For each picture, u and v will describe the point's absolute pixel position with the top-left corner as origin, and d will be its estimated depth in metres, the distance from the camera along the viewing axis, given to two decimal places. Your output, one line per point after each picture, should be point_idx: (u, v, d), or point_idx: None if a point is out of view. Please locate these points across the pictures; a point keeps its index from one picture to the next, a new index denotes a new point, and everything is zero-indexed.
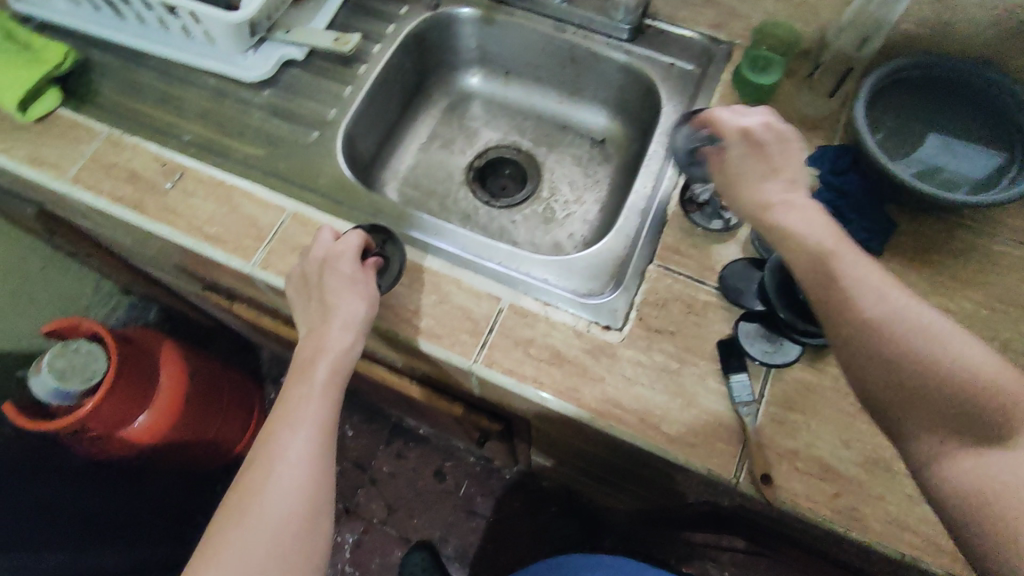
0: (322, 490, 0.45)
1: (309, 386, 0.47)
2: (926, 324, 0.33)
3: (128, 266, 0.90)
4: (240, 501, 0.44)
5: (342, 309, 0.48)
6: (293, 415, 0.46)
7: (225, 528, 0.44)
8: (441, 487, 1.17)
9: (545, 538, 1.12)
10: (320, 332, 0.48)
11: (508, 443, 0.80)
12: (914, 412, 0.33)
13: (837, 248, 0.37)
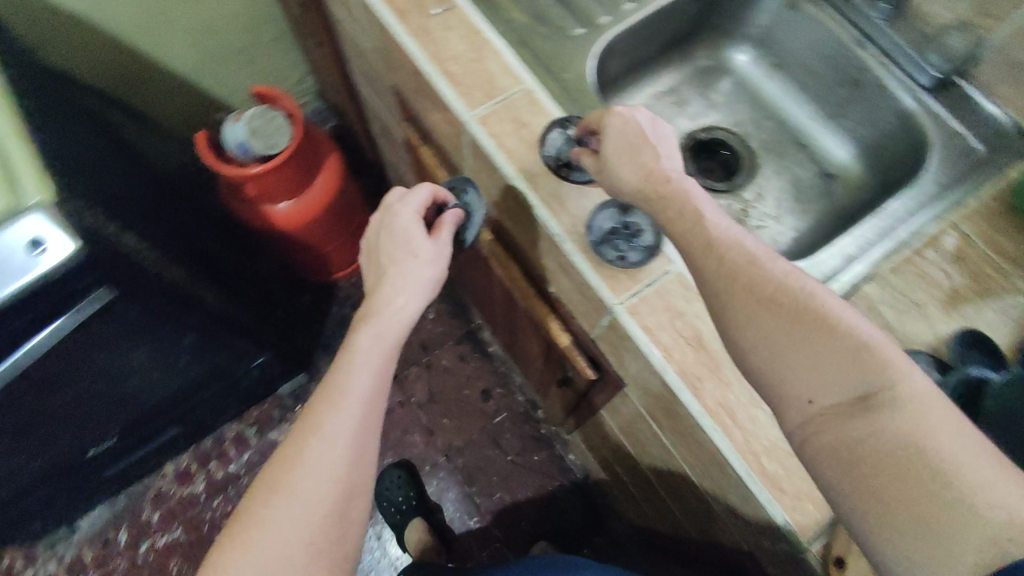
0: (363, 456, 0.51)
1: (358, 354, 0.52)
2: (809, 330, 0.39)
3: (342, 72, 0.96)
4: (283, 469, 0.49)
5: (411, 273, 0.55)
6: (341, 384, 0.51)
7: (271, 491, 0.48)
8: (481, 406, 1.20)
9: (545, 502, 1.14)
10: (381, 289, 0.55)
11: (575, 399, 0.80)
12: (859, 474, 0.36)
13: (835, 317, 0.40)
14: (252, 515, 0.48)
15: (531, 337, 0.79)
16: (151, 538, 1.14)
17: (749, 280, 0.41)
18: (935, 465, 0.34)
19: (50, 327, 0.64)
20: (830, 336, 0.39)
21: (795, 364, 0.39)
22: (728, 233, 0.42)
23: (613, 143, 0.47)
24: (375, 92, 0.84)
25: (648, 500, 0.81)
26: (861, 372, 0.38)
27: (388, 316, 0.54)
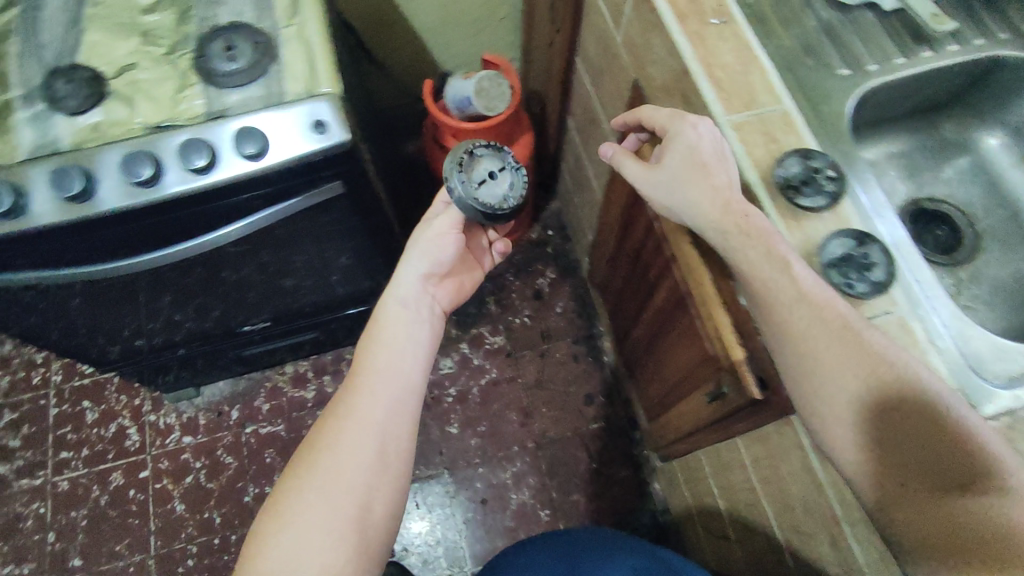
0: (400, 415, 0.62)
1: (387, 325, 0.67)
2: (843, 373, 0.48)
3: (564, 62, 1.03)
4: (327, 425, 0.61)
5: (434, 258, 0.71)
6: (375, 352, 0.65)
7: (321, 442, 0.60)
8: (582, 408, 1.23)
9: (618, 518, 1.15)
10: (408, 267, 0.70)
11: (704, 425, 0.82)
12: (885, 462, 0.47)
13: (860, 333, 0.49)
14: (304, 459, 0.59)
15: (680, 347, 0.81)
16: (258, 425, 1.23)
17: (801, 336, 0.50)
18: (955, 455, 0.45)
19: (287, 203, 0.69)
20: (860, 377, 0.48)
21: (834, 406, 0.49)
22: (784, 282, 0.50)
23: (676, 167, 0.56)
24: (602, 85, 0.90)
25: (750, 541, 0.81)
26: (900, 411, 0.47)
27: (411, 293, 0.69)
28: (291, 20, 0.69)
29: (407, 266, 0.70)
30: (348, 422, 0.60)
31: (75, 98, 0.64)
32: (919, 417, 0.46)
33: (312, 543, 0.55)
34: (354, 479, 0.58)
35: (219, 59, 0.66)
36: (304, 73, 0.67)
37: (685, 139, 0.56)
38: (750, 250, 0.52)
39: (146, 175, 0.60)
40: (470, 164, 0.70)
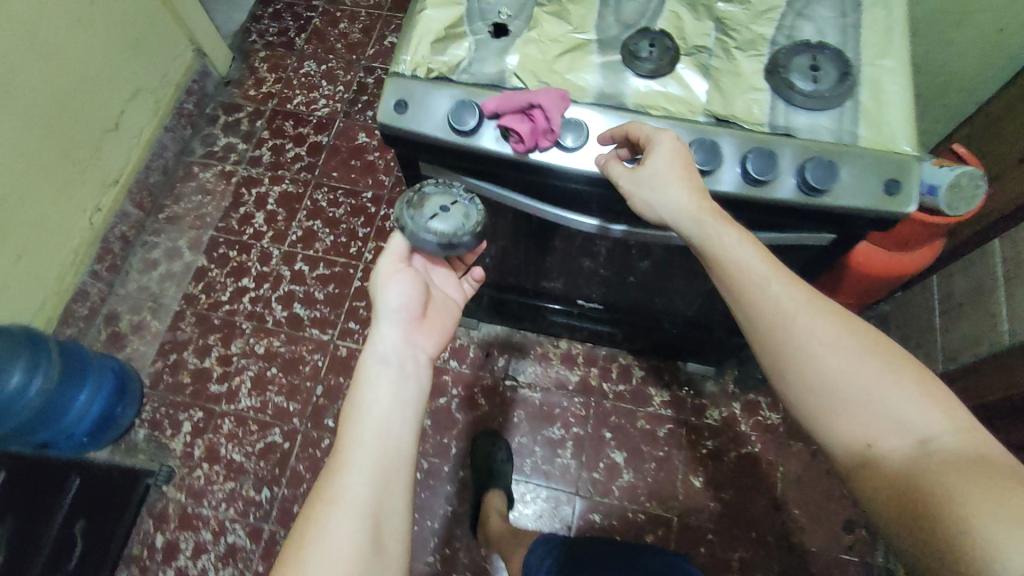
0: (393, 425, 0.60)
1: (364, 366, 0.62)
2: (805, 339, 0.54)
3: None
4: (338, 444, 0.59)
5: (403, 295, 0.66)
6: (357, 389, 0.61)
7: (333, 467, 0.58)
8: (838, 529, 1.10)
9: None
10: (391, 298, 0.66)
11: None
12: (857, 434, 0.52)
13: (817, 327, 0.55)
14: (329, 489, 0.56)
15: None
16: (517, 383, 1.22)
17: (772, 313, 0.56)
18: (919, 427, 0.50)
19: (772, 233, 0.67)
20: (824, 335, 0.54)
21: (802, 372, 0.54)
22: (757, 267, 0.57)
23: (648, 174, 0.57)
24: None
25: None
26: (860, 366, 0.53)
27: (394, 337, 0.65)
28: (880, 60, 0.64)
29: (392, 292, 0.66)
30: (355, 444, 0.58)
31: (654, 58, 0.64)
32: (877, 363, 0.53)
33: None
34: (359, 501, 0.55)
35: (801, 74, 0.63)
36: (882, 122, 0.61)
37: (666, 150, 0.57)
38: (733, 246, 0.56)
39: (704, 164, 0.59)
40: (419, 203, 0.65)
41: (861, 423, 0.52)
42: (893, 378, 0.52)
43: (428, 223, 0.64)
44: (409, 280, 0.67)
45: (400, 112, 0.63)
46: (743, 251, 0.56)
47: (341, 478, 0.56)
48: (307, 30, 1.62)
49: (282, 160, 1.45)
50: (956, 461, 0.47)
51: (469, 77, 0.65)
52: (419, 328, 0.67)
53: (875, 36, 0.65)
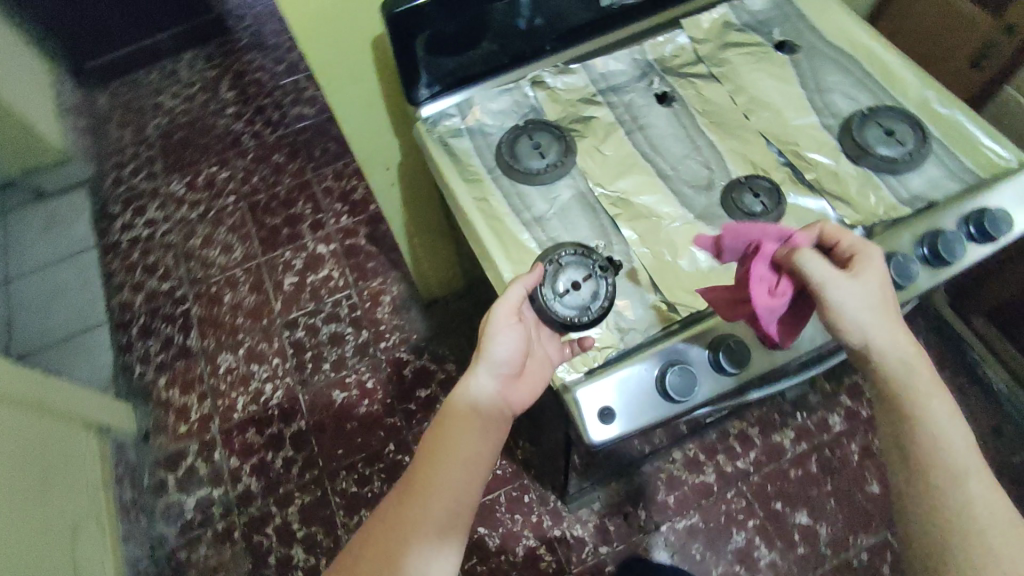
0: (464, 487, 0.55)
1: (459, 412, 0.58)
2: (940, 435, 0.48)
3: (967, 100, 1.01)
4: (416, 474, 0.56)
5: (511, 351, 0.57)
6: (454, 433, 0.57)
7: (404, 508, 0.54)
8: (991, 442, 1.17)
9: None
10: (493, 348, 0.57)
11: None
12: (941, 512, 0.47)
13: (954, 425, 0.49)
14: (394, 519, 0.53)
15: None
16: (671, 520, 1.14)
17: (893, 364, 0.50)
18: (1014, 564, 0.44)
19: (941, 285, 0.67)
20: (934, 396, 0.50)
21: (906, 422, 0.49)
22: (892, 333, 0.50)
23: (864, 319, 0.50)
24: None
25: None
26: (983, 486, 0.47)
27: (481, 394, 0.58)
28: (919, 95, 0.67)
29: (496, 347, 0.57)
30: (429, 482, 0.55)
31: (768, 204, 0.62)
32: (976, 451, 0.48)
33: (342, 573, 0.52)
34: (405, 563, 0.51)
35: (883, 144, 0.63)
36: (970, 145, 0.63)
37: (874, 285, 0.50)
38: (882, 319, 0.50)
39: (903, 279, 0.58)
40: (554, 274, 0.59)
41: (950, 502, 0.47)
42: (985, 465, 0.48)
43: (562, 296, 0.58)
44: (522, 331, 0.58)
45: (615, 420, 0.53)
46: (889, 336, 0.50)
47: (406, 526, 0.53)
48: (192, 325, 1.39)
49: (273, 475, 1.22)
50: None
51: (638, 335, 0.57)
52: (518, 385, 0.58)
53: (893, 76, 0.68)
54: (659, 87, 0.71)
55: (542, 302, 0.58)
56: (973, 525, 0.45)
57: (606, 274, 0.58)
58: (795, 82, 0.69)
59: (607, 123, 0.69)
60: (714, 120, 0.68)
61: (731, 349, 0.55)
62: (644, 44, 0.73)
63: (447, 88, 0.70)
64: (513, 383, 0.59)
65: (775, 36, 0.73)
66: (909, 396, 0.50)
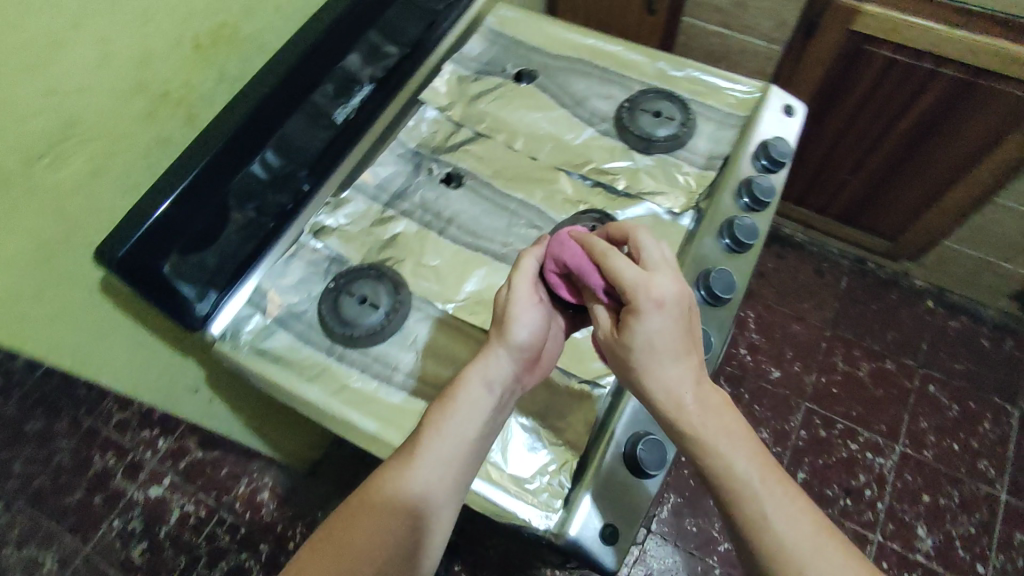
0: (445, 505, 0.45)
1: (460, 394, 0.48)
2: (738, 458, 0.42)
3: (660, 39, 1.12)
4: (391, 473, 0.45)
5: (532, 334, 0.49)
6: (450, 433, 0.47)
7: (363, 516, 0.43)
8: (822, 281, 1.33)
9: (924, 327, 1.27)
10: (513, 323, 0.49)
11: (999, 171, 0.99)
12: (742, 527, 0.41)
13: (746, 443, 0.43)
14: (343, 530, 0.43)
15: (975, 126, 0.95)
16: (655, 514, 1.14)
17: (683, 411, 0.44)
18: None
19: None
20: (737, 446, 0.43)
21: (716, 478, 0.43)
22: (663, 370, 0.44)
23: (643, 356, 0.44)
24: (742, 13, 1.00)
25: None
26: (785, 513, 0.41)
27: (486, 390, 0.48)
28: (655, 69, 0.71)
29: (518, 326, 0.49)
30: (407, 485, 0.44)
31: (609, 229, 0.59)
32: (798, 512, 0.41)
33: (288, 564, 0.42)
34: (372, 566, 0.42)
35: (659, 127, 0.65)
36: (716, 91, 0.69)
37: (666, 316, 0.43)
38: (650, 354, 0.44)
39: (749, 240, 0.59)
40: None
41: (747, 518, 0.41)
42: (809, 524, 0.40)
43: None
44: (545, 314, 0.50)
45: (614, 540, 0.48)
46: (652, 375, 0.44)
47: (357, 539, 0.42)
48: None
49: None
50: None
51: (585, 437, 0.51)
52: (530, 376, 0.51)
53: (625, 62, 0.71)
54: (440, 172, 0.66)
55: (550, 278, 0.51)
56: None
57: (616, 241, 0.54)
58: (553, 105, 0.69)
59: (416, 234, 0.63)
60: (509, 177, 0.65)
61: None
62: (399, 136, 0.68)
63: (225, 289, 0.58)
64: (526, 372, 0.51)
65: (510, 71, 0.72)
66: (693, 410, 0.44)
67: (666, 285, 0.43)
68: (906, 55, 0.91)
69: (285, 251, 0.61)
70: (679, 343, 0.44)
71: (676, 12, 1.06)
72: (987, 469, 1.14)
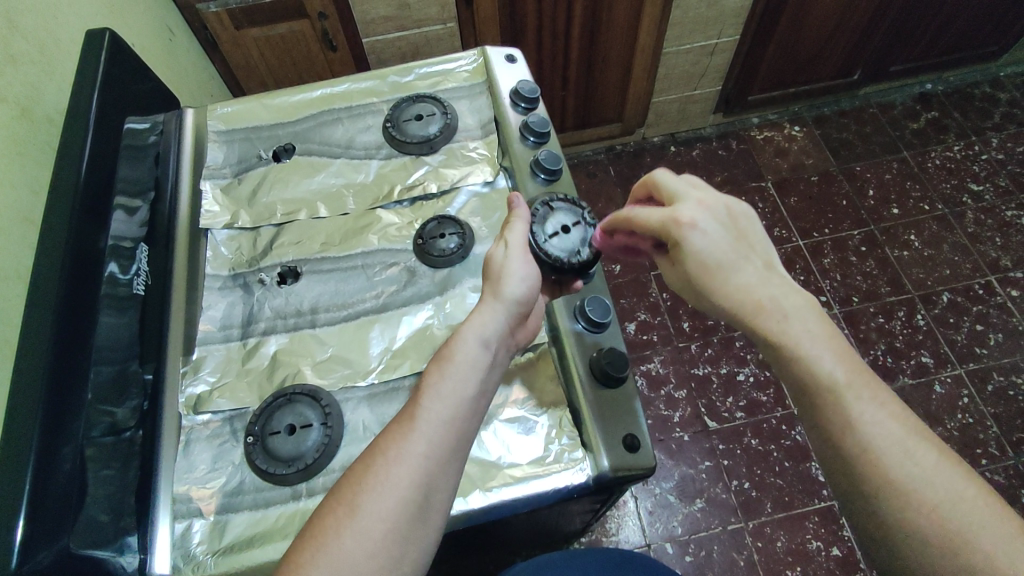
0: (450, 471, 0.46)
1: (455, 350, 0.50)
2: (839, 378, 0.47)
3: (355, 66, 1.16)
4: (395, 435, 0.46)
5: (526, 289, 0.54)
6: (445, 389, 0.48)
7: (368, 477, 0.45)
8: (598, 180, 1.53)
9: (678, 168, 1.54)
10: (505, 272, 0.54)
11: (657, 30, 1.23)
12: (833, 420, 0.46)
13: (849, 370, 0.47)
14: (346, 493, 0.44)
15: (620, 8, 1.17)
16: None
17: (805, 349, 0.48)
18: (912, 498, 0.43)
19: None
20: (868, 402, 0.46)
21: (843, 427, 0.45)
22: (755, 292, 0.50)
23: (705, 272, 0.51)
24: (409, 12, 1.08)
25: (731, 23, 1.27)
26: (893, 426, 0.45)
27: (478, 344, 0.50)
28: (388, 84, 0.74)
29: (515, 284, 0.53)
30: (409, 443, 0.46)
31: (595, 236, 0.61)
32: (887, 415, 0.46)
33: (365, 536, 0.42)
34: (377, 532, 0.43)
35: (428, 126, 0.70)
36: (447, 74, 0.75)
37: (708, 228, 0.51)
38: (735, 278, 0.50)
39: (556, 165, 0.66)
40: (544, 217, 0.61)
41: (843, 413, 0.46)
42: (923, 449, 0.44)
43: (552, 237, 0.60)
44: (537, 273, 0.55)
45: (639, 438, 0.54)
46: (723, 286, 0.50)
47: (362, 496, 0.44)
48: None
49: None
50: (905, 507, 0.43)
51: (561, 388, 0.56)
52: (520, 330, 0.55)
53: (360, 91, 0.74)
54: (272, 276, 0.63)
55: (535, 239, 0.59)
56: (908, 495, 0.43)
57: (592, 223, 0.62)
58: (326, 161, 0.70)
59: (292, 341, 0.60)
60: (338, 239, 0.65)
61: (590, 308, 0.59)
62: (206, 273, 0.64)
63: (142, 525, 0.51)
64: (516, 326, 0.54)
65: (267, 154, 0.70)
66: (779, 322, 0.48)
67: (691, 211, 0.52)
68: None
69: (177, 445, 0.55)
70: (747, 256, 0.51)
71: (354, 38, 1.10)
72: (781, 233, 1.43)
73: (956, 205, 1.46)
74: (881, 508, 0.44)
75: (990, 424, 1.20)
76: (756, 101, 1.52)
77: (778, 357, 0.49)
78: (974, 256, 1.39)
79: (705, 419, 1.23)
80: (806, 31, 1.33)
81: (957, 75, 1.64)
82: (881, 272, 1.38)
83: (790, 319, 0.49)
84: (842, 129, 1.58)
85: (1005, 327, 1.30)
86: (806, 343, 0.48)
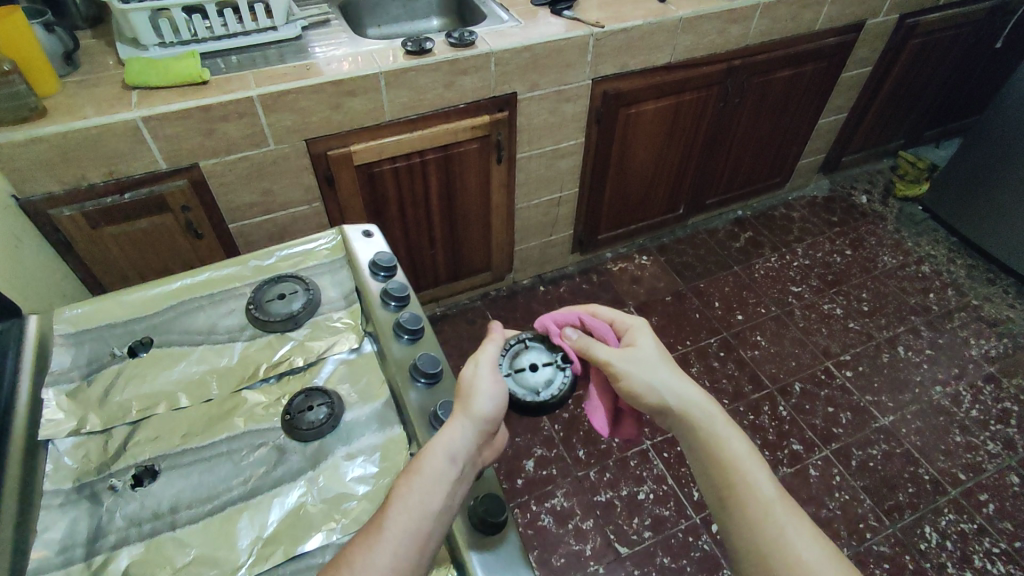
0: None
1: (424, 463, 0.54)
2: (735, 451, 0.59)
3: (224, 251, 1.19)
4: (360, 545, 0.50)
5: (492, 406, 0.59)
6: (411, 500, 0.52)
7: None
8: (479, 325, 1.61)
9: (551, 305, 1.67)
10: (473, 395, 0.60)
11: (506, 190, 1.40)
12: (722, 480, 0.58)
13: (744, 447, 0.60)
14: None
15: (470, 175, 1.32)
16: None
17: (712, 433, 0.60)
18: (782, 545, 0.54)
19: None
20: (761, 474, 0.58)
21: (755, 511, 0.56)
22: (675, 385, 0.64)
23: (643, 361, 0.66)
24: (275, 197, 1.16)
25: (568, 179, 1.48)
26: (776, 495, 0.56)
27: (445, 459, 0.55)
28: (251, 268, 0.78)
29: (483, 404, 0.59)
30: (371, 553, 0.50)
31: (558, 381, 0.66)
32: (772, 486, 0.57)
33: None
34: None
35: (291, 303, 0.73)
36: (309, 253, 0.80)
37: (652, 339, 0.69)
38: (658, 373, 0.65)
39: (417, 324, 0.71)
40: (514, 355, 0.68)
41: (731, 475, 0.58)
42: (799, 519, 0.55)
43: (519, 373, 0.66)
44: (504, 394, 0.61)
45: None
46: (650, 376, 0.64)
47: None
48: None
49: None
50: (774, 548, 0.54)
51: (443, 547, 0.56)
52: (484, 448, 0.59)
53: (222, 278, 0.77)
54: (125, 480, 0.60)
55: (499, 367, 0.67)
56: (778, 540, 0.54)
57: (562, 366, 0.68)
58: (187, 350, 0.70)
59: (147, 550, 0.55)
60: (200, 428, 0.63)
61: (443, 414, 0.63)
62: (45, 489, 0.58)
63: None
64: (483, 445, 0.59)
65: (121, 351, 0.69)
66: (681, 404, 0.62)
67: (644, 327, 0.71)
68: (402, 161, 1.21)
69: None
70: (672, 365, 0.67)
71: (220, 225, 1.14)
72: None
73: (785, 306, 1.69)
74: (755, 543, 0.55)
75: (863, 498, 1.30)
76: (605, 240, 1.73)
77: (687, 429, 0.62)
78: (810, 347, 1.59)
79: (616, 546, 1.22)
80: (631, 179, 1.57)
81: (759, 203, 1.99)
82: (741, 373, 1.53)
83: (694, 402, 0.62)
84: (681, 254, 1.82)
85: (851, 405, 1.47)
86: (706, 422, 0.61)
